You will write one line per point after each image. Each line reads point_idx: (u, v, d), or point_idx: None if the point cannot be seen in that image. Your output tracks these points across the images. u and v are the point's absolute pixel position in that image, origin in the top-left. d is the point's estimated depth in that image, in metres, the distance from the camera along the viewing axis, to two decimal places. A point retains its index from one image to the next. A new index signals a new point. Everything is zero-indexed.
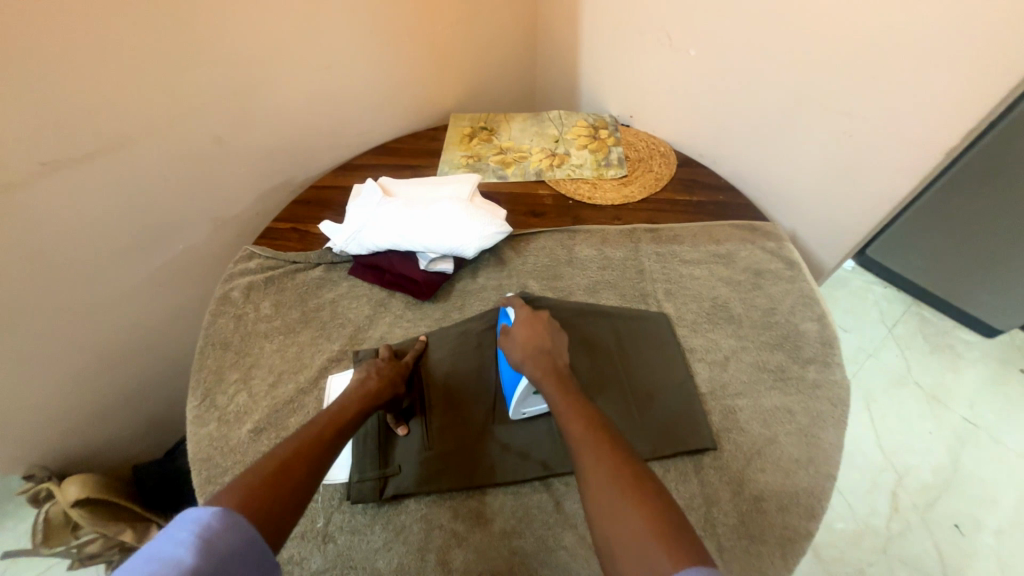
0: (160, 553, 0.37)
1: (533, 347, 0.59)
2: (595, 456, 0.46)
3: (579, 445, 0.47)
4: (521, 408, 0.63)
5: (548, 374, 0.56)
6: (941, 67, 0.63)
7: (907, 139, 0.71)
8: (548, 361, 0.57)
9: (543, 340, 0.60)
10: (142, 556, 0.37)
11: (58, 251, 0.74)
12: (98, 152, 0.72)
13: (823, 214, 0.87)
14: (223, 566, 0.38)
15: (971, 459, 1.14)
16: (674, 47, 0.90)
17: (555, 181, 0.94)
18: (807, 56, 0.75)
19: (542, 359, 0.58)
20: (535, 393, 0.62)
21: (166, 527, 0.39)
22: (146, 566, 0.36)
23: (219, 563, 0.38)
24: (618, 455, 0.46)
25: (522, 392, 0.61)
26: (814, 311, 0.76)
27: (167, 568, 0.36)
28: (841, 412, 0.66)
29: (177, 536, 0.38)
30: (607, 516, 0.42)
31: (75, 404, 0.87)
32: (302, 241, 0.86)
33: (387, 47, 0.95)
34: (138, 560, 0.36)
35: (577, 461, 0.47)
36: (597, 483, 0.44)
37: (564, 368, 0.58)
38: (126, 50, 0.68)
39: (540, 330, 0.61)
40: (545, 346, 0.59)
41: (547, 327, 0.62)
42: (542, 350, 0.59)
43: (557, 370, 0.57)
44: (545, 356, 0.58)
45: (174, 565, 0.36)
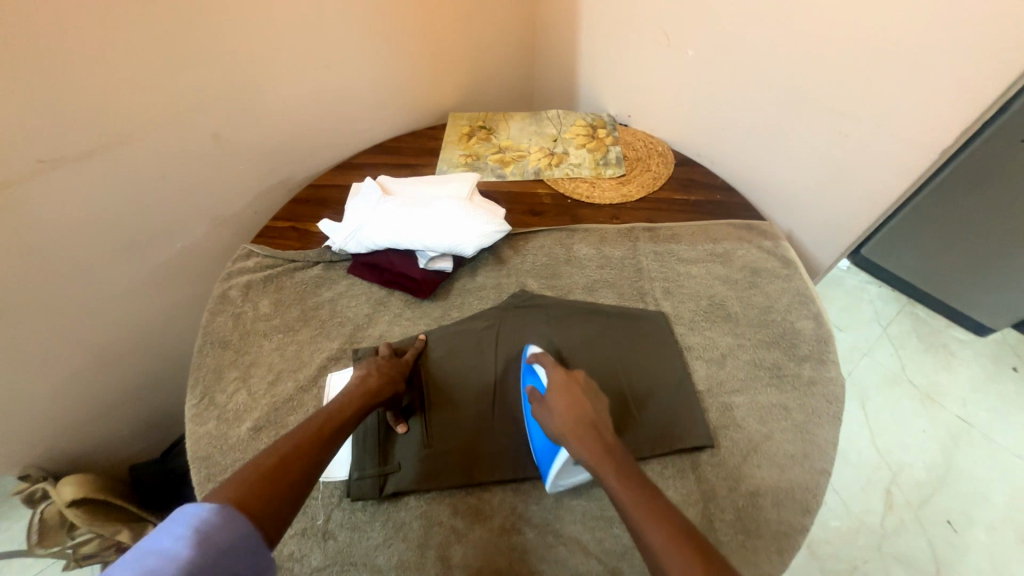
0: (157, 547, 0.37)
1: (575, 420, 0.55)
2: (681, 565, 0.41)
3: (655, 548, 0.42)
4: (558, 480, 0.58)
5: (599, 455, 0.51)
6: (935, 69, 0.64)
7: (902, 139, 0.72)
8: (594, 440, 0.53)
9: (584, 411, 0.56)
10: (138, 550, 0.37)
11: (55, 249, 0.73)
12: (95, 150, 0.72)
13: (819, 214, 0.88)
14: (220, 560, 0.38)
15: (963, 456, 1.15)
16: (672, 47, 0.91)
17: (553, 180, 0.94)
18: (803, 58, 0.75)
19: (588, 436, 0.53)
20: (573, 464, 0.57)
21: (163, 522, 0.38)
22: (143, 559, 0.36)
23: (215, 557, 0.37)
24: (704, 557, 0.41)
25: (562, 467, 0.56)
26: (810, 310, 0.77)
27: (163, 562, 0.35)
28: (836, 409, 0.67)
29: (174, 530, 0.38)
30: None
31: (72, 403, 0.87)
32: (300, 239, 0.86)
33: (386, 46, 0.95)
34: (135, 554, 0.36)
35: (660, 571, 0.42)
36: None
37: (611, 442, 0.53)
38: (124, 47, 0.68)
39: (579, 398, 0.57)
40: (588, 418, 0.55)
41: (585, 394, 0.58)
42: (585, 425, 0.54)
43: (607, 450, 0.52)
44: (591, 432, 0.53)
45: (171, 558, 0.36)
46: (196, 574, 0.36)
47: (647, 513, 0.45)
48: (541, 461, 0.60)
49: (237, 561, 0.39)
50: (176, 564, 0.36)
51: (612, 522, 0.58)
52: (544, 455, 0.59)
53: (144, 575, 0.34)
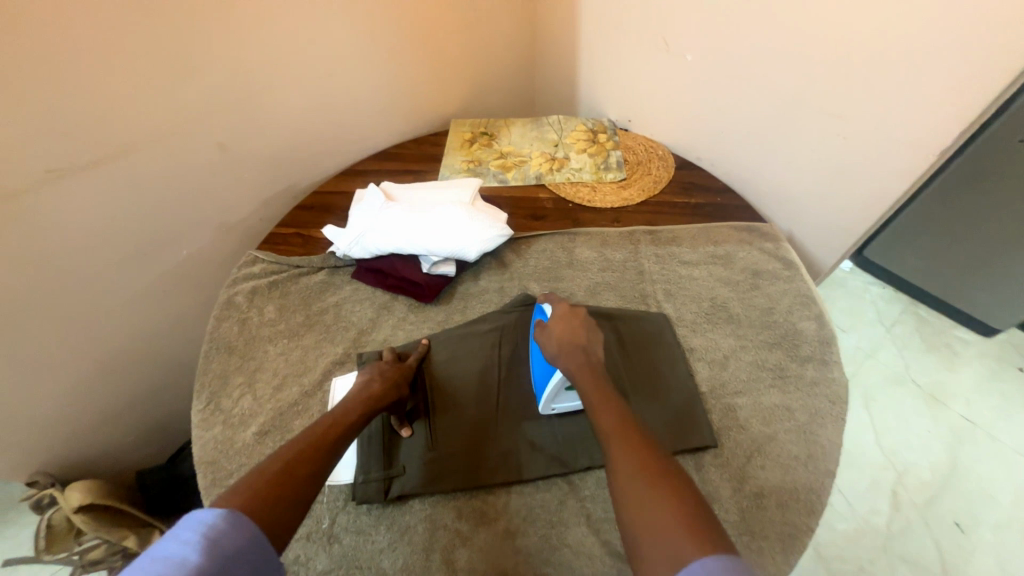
0: (166, 553, 0.37)
1: (568, 341, 0.60)
2: (623, 448, 0.45)
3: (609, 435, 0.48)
4: (551, 403, 0.64)
5: (583, 368, 0.56)
6: (932, 70, 0.65)
7: (900, 140, 0.72)
8: (583, 356, 0.58)
9: (579, 335, 0.61)
10: (147, 556, 0.37)
11: (63, 256, 0.75)
12: (103, 159, 0.73)
13: (820, 215, 0.88)
14: (228, 566, 0.38)
15: (972, 458, 1.14)
16: (671, 52, 0.92)
17: (555, 184, 0.95)
18: (801, 61, 0.76)
19: (577, 353, 0.58)
20: (567, 388, 0.63)
21: (172, 528, 0.38)
22: (151, 566, 0.36)
23: (224, 564, 0.38)
24: (647, 447, 0.45)
25: (555, 388, 0.62)
26: (812, 310, 0.77)
27: (172, 567, 0.36)
28: (839, 410, 0.67)
29: (181, 536, 0.38)
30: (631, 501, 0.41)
31: (79, 409, 0.88)
32: (305, 245, 0.87)
33: (389, 54, 0.97)
34: (144, 560, 0.36)
35: (606, 448, 0.47)
36: (625, 471, 0.44)
37: (598, 364, 0.58)
38: (132, 59, 0.70)
39: (577, 327, 0.62)
40: (581, 342, 0.60)
41: (584, 324, 0.63)
42: (578, 345, 0.59)
43: (592, 365, 0.57)
44: (581, 352, 0.58)
45: (180, 563, 0.36)
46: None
47: (614, 412, 0.50)
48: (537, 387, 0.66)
49: (244, 567, 0.39)
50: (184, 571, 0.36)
51: (616, 524, 0.58)
52: (540, 380, 0.65)
53: None
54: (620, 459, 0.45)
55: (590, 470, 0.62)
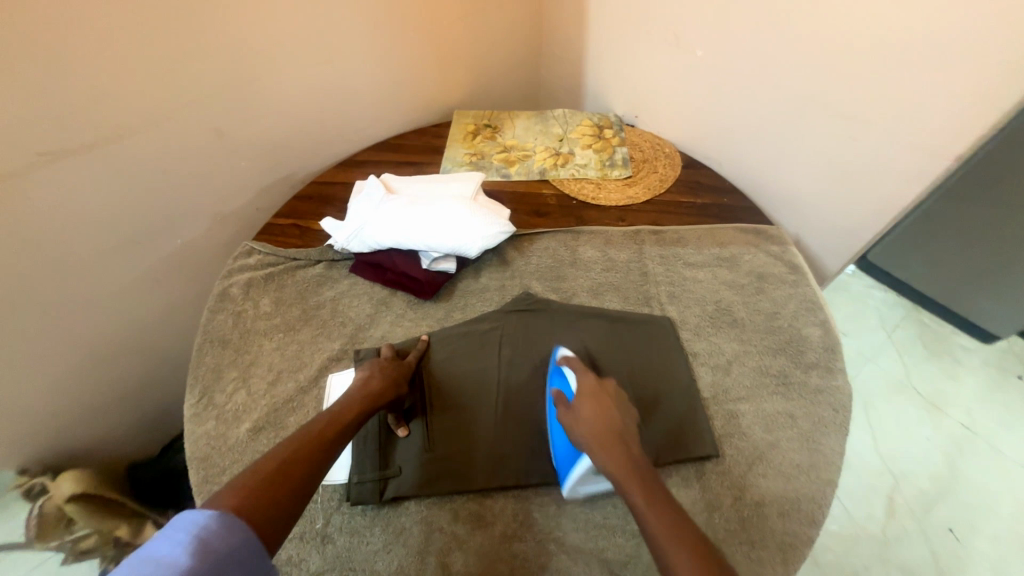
0: (156, 555, 0.36)
1: (603, 429, 0.54)
2: None
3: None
4: (578, 487, 0.58)
5: (627, 470, 0.50)
6: (951, 74, 0.63)
7: (915, 145, 0.70)
8: (624, 452, 0.51)
9: (613, 419, 0.54)
10: (139, 555, 0.37)
11: (54, 243, 0.73)
12: (95, 144, 0.71)
13: (828, 219, 0.87)
14: (219, 567, 0.38)
15: (967, 464, 1.14)
16: (682, 47, 0.89)
17: (559, 181, 0.93)
18: (815, 61, 0.74)
19: (616, 447, 0.52)
20: (596, 474, 0.56)
21: (162, 528, 0.38)
22: (141, 567, 0.36)
23: (216, 566, 0.37)
24: None
25: (583, 475, 0.55)
26: (817, 317, 0.76)
27: (163, 571, 0.35)
28: (843, 419, 0.66)
29: (174, 536, 0.38)
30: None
31: (71, 399, 0.86)
32: (302, 237, 0.85)
33: (391, 42, 0.94)
34: (135, 560, 0.36)
35: None
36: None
37: (637, 454, 0.52)
38: (124, 40, 0.67)
39: (608, 410, 0.55)
40: (616, 429, 0.54)
41: (614, 403, 0.57)
42: (614, 436, 0.53)
43: (633, 461, 0.51)
44: (619, 444, 0.52)
45: (169, 566, 0.36)
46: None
47: (679, 540, 0.44)
48: (561, 467, 0.59)
49: (236, 568, 0.39)
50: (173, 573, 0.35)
51: (615, 530, 0.57)
52: (564, 460, 0.58)
53: None
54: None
55: None
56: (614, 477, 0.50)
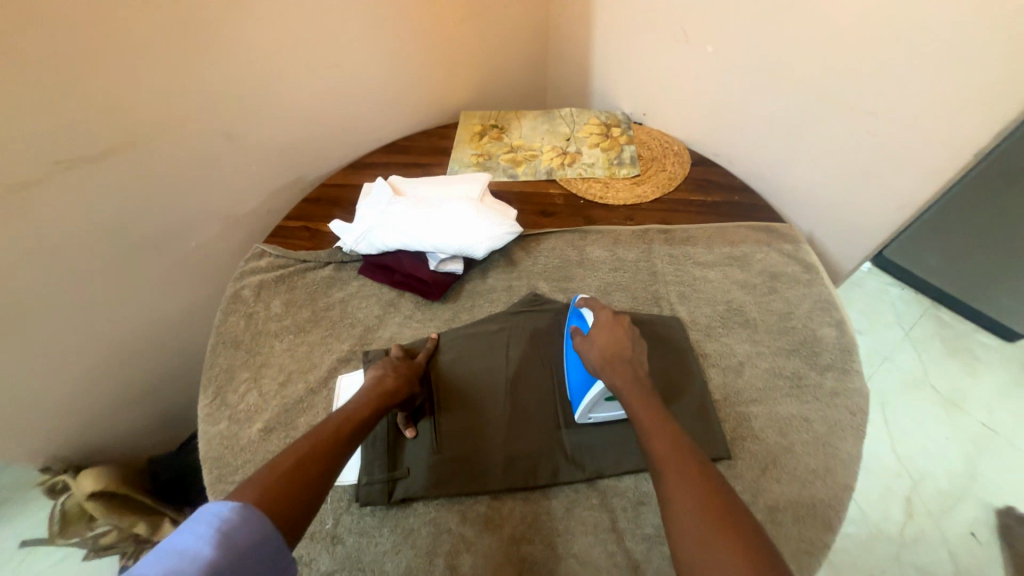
0: (180, 547, 0.37)
1: (611, 353, 0.58)
2: (677, 476, 0.44)
3: (661, 458, 0.47)
4: (589, 413, 0.62)
5: (631, 384, 0.55)
6: (970, 65, 0.61)
7: (932, 142, 0.69)
8: (630, 370, 0.56)
9: (623, 346, 0.59)
10: (163, 547, 0.37)
11: (71, 248, 0.74)
12: (108, 150, 0.72)
13: (842, 217, 0.85)
14: (241, 561, 0.38)
15: (990, 466, 1.11)
16: (690, 44, 0.88)
17: (566, 180, 0.93)
18: (829, 53, 0.73)
19: (622, 366, 0.57)
20: (606, 399, 0.61)
21: (186, 520, 0.38)
22: (165, 558, 0.36)
23: (238, 559, 0.38)
24: (701, 476, 0.44)
25: (595, 399, 0.60)
26: (832, 317, 0.74)
27: (187, 562, 0.36)
28: (859, 422, 0.65)
29: (196, 528, 0.38)
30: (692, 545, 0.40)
31: (89, 399, 0.88)
32: (312, 240, 0.86)
33: (399, 44, 0.95)
34: (159, 552, 0.36)
35: (657, 475, 0.46)
36: (682, 503, 0.43)
37: (644, 377, 0.57)
38: (139, 48, 0.68)
39: (620, 337, 0.60)
40: (625, 354, 0.58)
41: (627, 333, 0.61)
42: (623, 359, 0.58)
43: (637, 379, 0.56)
44: (626, 365, 0.57)
45: (193, 558, 0.36)
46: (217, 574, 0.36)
47: (666, 437, 0.48)
48: (574, 395, 0.63)
49: (256, 562, 0.39)
50: (197, 565, 0.36)
51: (624, 534, 0.57)
52: (578, 389, 0.62)
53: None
54: (675, 490, 0.44)
55: (598, 478, 0.61)
56: (617, 389, 0.55)
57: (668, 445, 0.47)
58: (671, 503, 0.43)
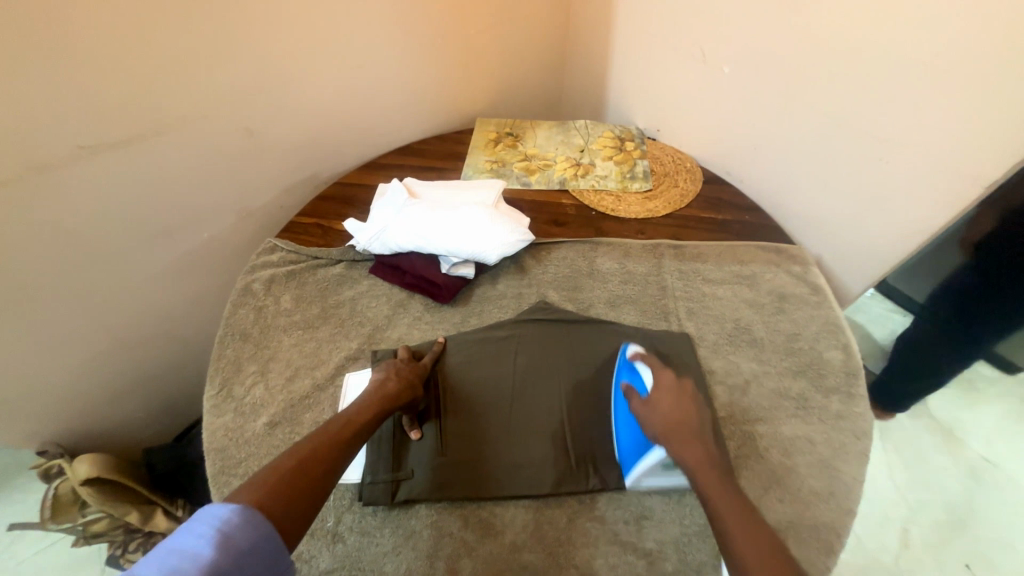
0: (180, 546, 0.37)
1: (677, 423, 0.56)
2: None
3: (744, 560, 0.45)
4: (643, 479, 0.60)
5: (701, 462, 0.53)
6: (985, 98, 0.63)
7: (945, 172, 0.70)
8: (699, 445, 0.54)
9: (690, 415, 0.57)
10: (164, 547, 0.38)
11: (86, 232, 0.75)
12: (131, 139, 0.73)
13: (850, 241, 0.86)
14: (240, 560, 0.38)
15: (986, 498, 1.11)
16: (708, 64, 0.89)
17: (579, 191, 0.94)
18: (844, 79, 0.74)
19: (690, 440, 0.55)
20: (663, 467, 0.59)
21: (187, 521, 0.39)
22: (164, 559, 0.37)
23: (236, 560, 0.38)
24: None
25: (650, 468, 0.58)
26: (839, 340, 0.75)
27: (186, 563, 0.36)
28: (864, 446, 0.65)
29: (196, 530, 0.39)
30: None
31: (91, 383, 0.88)
32: (324, 237, 0.86)
33: (420, 49, 0.96)
34: (160, 551, 0.37)
35: None
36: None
37: (712, 450, 0.55)
38: (167, 38, 0.70)
39: (685, 404, 0.58)
40: (692, 425, 0.56)
41: (692, 399, 0.59)
42: (690, 432, 0.56)
43: (708, 456, 0.54)
44: (695, 439, 0.55)
45: (191, 559, 0.37)
46: (217, 574, 0.37)
47: (746, 537, 0.46)
48: (625, 459, 0.61)
49: (256, 562, 0.40)
50: (197, 565, 0.37)
51: (626, 548, 0.57)
52: (631, 454, 0.60)
53: None
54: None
55: (602, 491, 0.61)
56: (686, 467, 0.54)
57: (750, 544, 0.46)
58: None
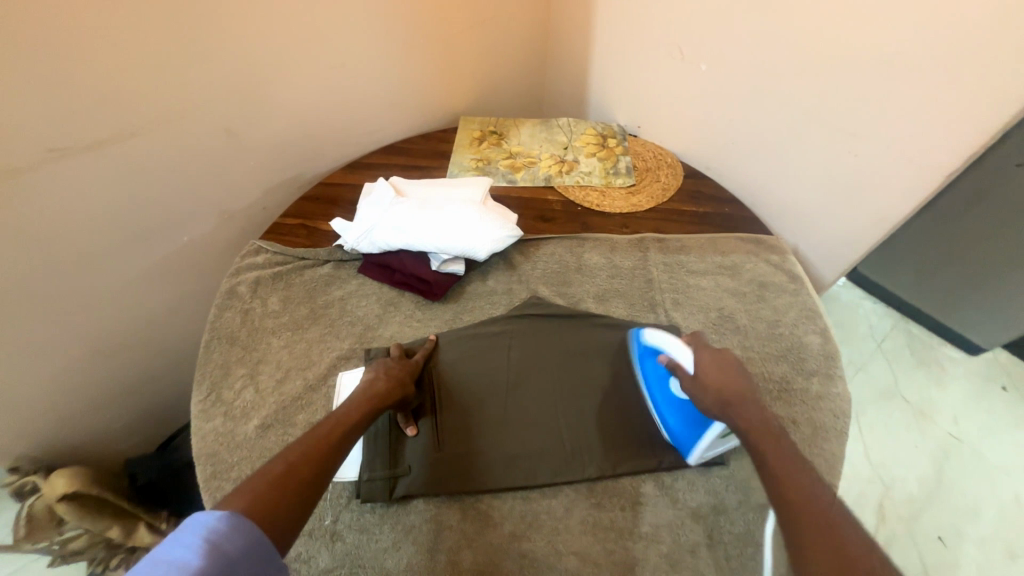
0: (166, 558, 0.36)
1: (725, 387, 0.57)
2: (812, 531, 0.43)
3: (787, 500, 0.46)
4: (704, 453, 0.62)
5: (751, 425, 0.54)
6: (945, 89, 0.66)
7: (908, 160, 0.73)
8: (751, 410, 0.55)
9: (738, 383, 0.57)
10: (150, 560, 0.36)
11: (60, 238, 0.73)
12: (106, 140, 0.71)
13: (824, 230, 0.90)
14: (230, 568, 0.37)
15: (954, 471, 1.17)
16: (684, 61, 0.92)
17: (564, 187, 0.95)
18: (815, 75, 0.77)
19: (738, 407, 0.56)
20: (720, 438, 0.61)
21: (172, 532, 0.38)
22: (150, 571, 0.35)
23: (227, 566, 0.37)
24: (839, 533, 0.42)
25: (712, 439, 0.60)
26: (816, 324, 0.78)
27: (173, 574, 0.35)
28: (843, 424, 0.68)
29: (184, 539, 0.37)
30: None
31: (69, 395, 0.86)
32: (310, 238, 0.85)
33: (401, 47, 0.96)
34: (146, 564, 0.36)
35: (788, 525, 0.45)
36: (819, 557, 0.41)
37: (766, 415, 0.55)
38: (141, 38, 0.68)
39: (735, 373, 0.58)
40: (742, 390, 0.57)
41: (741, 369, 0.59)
42: (738, 396, 0.56)
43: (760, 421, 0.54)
44: (748, 404, 0.56)
45: (181, 569, 0.35)
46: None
47: (792, 483, 0.47)
48: (682, 441, 0.63)
49: (246, 569, 0.39)
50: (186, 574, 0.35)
51: (622, 533, 0.58)
52: (686, 434, 0.62)
53: None
54: (817, 540, 0.42)
55: (597, 479, 0.62)
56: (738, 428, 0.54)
57: (799, 492, 0.46)
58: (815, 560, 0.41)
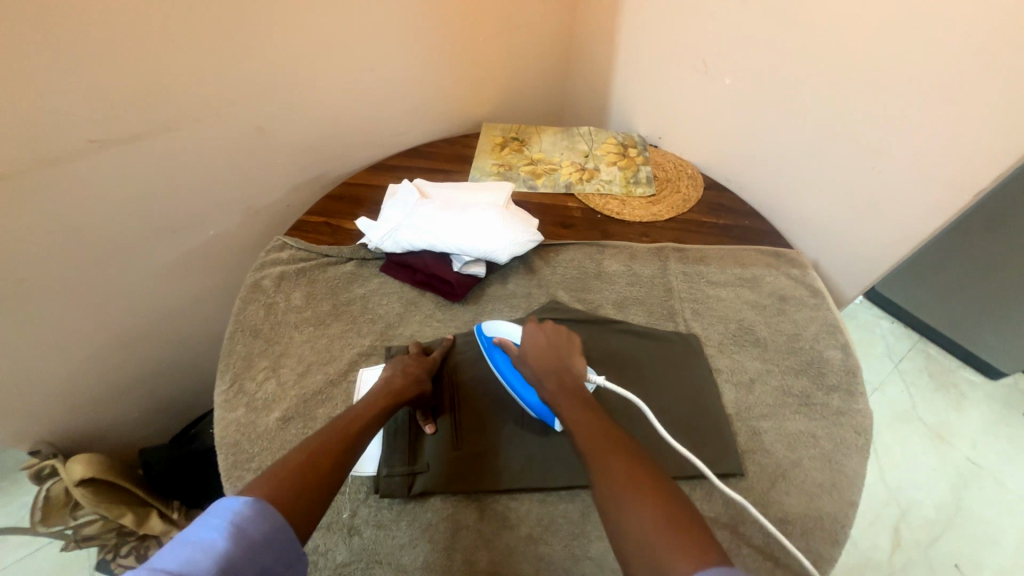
0: (194, 538, 0.38)
1: (545, 361, 0.60)
2: (607, 462, 0.46)
3: (595, 450, 0.48)
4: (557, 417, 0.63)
5: (559, 391, 0.57)
6: (973, 111, 0.66)
7: (932, 179, 0.73)
8: (556, 377, 0.58)
9: (554, 358, 0.60)
10: (179, 539, 0.38)
11: (92, 226, 0.75)
12: (142, 134, 0.74)
13: (847, 246, 0.89)
14: (253, 552, 0.38)
15: (972, 497, 1.15)
16: (709, 75, 0.93)
17: (584, 195, 0.96)
18: (840, 91, 0.77)
19: (552, 373, 0.59)
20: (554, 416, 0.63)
21: (202, 513, 0.39)
22: (180, 550, 0.37)
23: (251, 552, 0.38)
24: (634, 457, 0.47)
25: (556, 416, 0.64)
26: (838, 340, 0.77)
27: (202, 554, 0.36)
28: (864, 441, 0.67)
29: (211, 522, 0.39)
30: (647, 548, 0.39)
31: (91, 381, 0.88)
32: (334, 236, 0.87)
33: (429, 53, 0.98)
34: (176, 543, 0.37)
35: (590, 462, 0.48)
36: (618, 485, 0.44)
37: (574, 379, 0.58)
38: (180, 36, 0.70)
39: (550, 348, 0.61)
40: (556, 364, 0.60)
41: (557, 343, 0.62)
42: (552, 367, 0.59)
43: (568, 384, 0.57)
44: (557, 372, 0.58)
45: (208, 549, 0.37)
46: (230, 567, 0.37)
47: (594, 426, 0.51)
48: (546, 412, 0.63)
49: (269, 555, 0.40)
50: (211, 556, 0.37)
51: None
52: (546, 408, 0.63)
53: (183, 566, 0.35)
54: (624, 479, 0.44)
55: None
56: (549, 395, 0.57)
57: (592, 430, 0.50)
58: (620, 508, 0.43)
